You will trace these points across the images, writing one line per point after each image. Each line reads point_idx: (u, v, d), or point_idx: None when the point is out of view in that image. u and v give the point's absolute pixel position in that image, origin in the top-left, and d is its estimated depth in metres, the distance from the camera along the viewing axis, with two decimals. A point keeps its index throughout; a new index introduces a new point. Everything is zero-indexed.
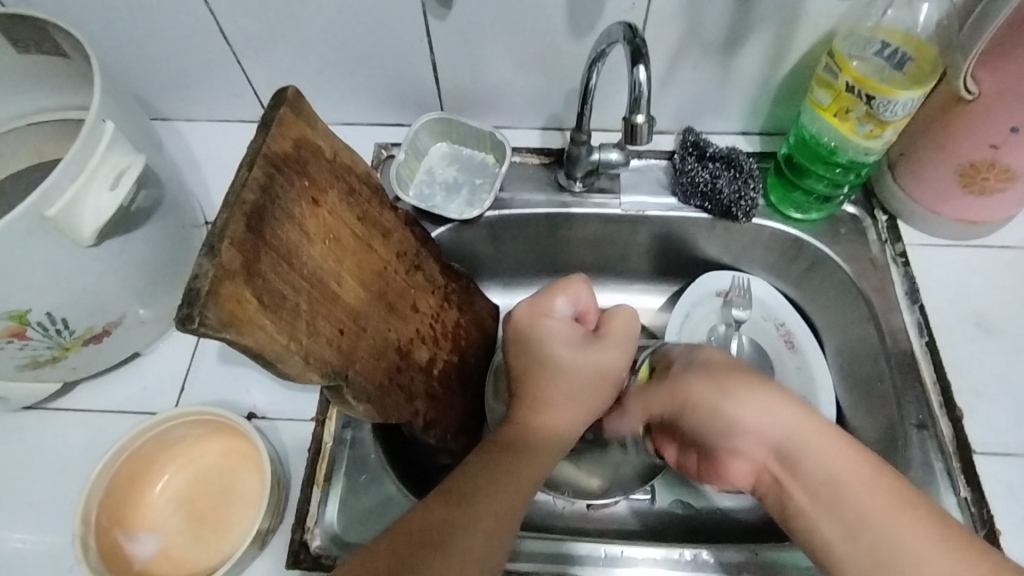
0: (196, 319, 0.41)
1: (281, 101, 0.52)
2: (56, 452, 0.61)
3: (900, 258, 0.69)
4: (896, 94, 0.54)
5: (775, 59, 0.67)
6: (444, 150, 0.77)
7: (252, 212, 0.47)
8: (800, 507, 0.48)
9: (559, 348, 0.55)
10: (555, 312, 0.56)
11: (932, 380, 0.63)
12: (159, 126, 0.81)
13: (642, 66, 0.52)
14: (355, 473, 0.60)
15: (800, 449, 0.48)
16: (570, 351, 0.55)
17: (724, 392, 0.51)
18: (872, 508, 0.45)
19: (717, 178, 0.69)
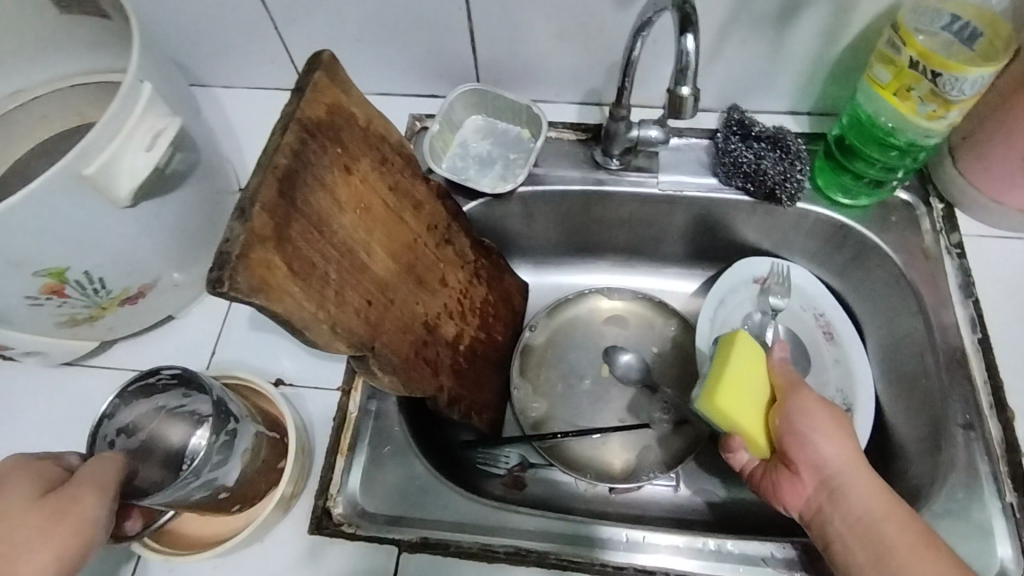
0: (227, 282, 0.41)
1: (316, 66, 0.51)
2: (93, 408, 0.63)
3: (955, 249, 0.65)
4: (965, 71, 0.50)
5: (832, 33, 0.63)
6: (479, 123, 0.76)
7: (284, 176, 0.47)
8: (842, 542, 0.51)
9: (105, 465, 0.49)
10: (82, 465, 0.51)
11: (983, 379, 0.60)
12: (196, 92, 0.82)
13: (690, 35, 0.50)
14: (378, 445, 0.60)
15: (845, 485, 0.52)
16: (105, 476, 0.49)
17: (807, 431, 0.54)
18: (894, 536, 0.49)
19: (762, 158, 0.67)
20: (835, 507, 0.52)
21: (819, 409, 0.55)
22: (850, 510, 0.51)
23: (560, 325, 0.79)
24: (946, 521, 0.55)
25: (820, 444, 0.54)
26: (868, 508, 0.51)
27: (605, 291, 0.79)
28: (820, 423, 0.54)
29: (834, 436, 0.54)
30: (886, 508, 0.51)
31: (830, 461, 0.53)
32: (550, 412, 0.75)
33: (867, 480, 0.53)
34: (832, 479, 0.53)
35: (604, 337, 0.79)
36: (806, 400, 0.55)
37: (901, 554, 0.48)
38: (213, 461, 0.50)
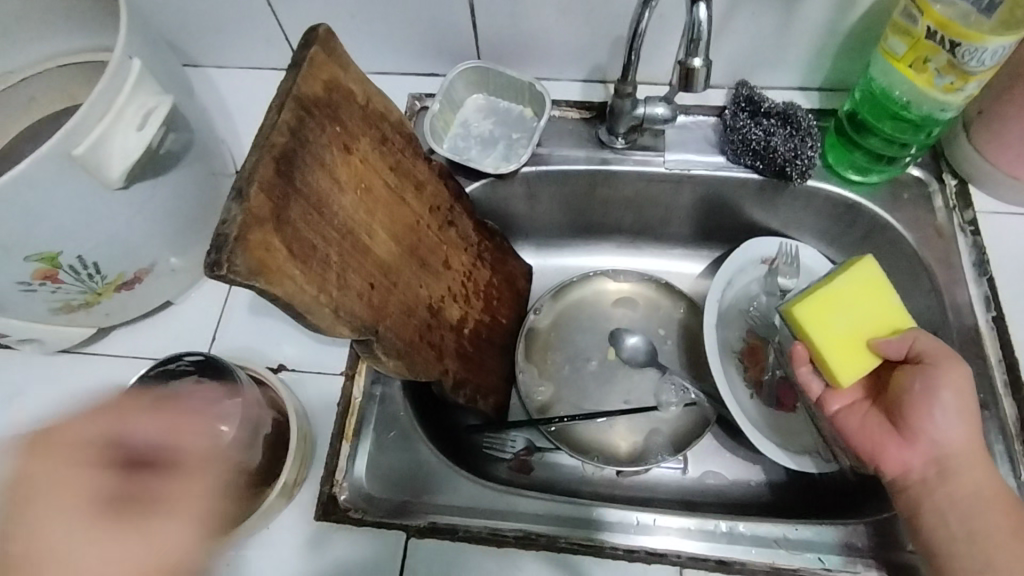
0: (225, 266, 0.40)
1: (312, 40, 0.49)
2: (91, 396, 0.62)
3: (968, 227, 0.63)
4: (986, 41, 0.48)
5: (844, 4, 0.61)
6: (480, 102, 0.74)
7: (282, 155, 0.45)
8: (938, 512, 0.50)
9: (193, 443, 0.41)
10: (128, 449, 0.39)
11: (996, 358, 0.59)
12: (190, 73, 0.80)
13: (702, 4, 0.47)
14: (383, 431, 0.60)
15: (962, 465, 0.51)
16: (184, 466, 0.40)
17: (939, 403, 0.52)
18: (994, 521, 0.49)
19: (772, 135, 0.65)
20: (945, 481, 0.51)
21: (959, 390, 0.52)
22: (957, 488, 0.50)
23: (565, 308, 0.78)
24: None
25: (948, 421, 0.52)
26: (978, 491, 0.50)
27: (610, 273, 0.78)
28: (955, 401, 0.52)
29: (966, 416, 0.52)
30: (992, 494, 0.50)
31: (954, 438, 0.52)
32: (555, 396, 0.74)
33: (983, 466, 0.51)
34: (950, 457, 0.51)
35: (611, 320, 0.78)
36: (954, 377, 0.52)
37: (998, 542, 0.49)
38: (244, 447, 0.52)
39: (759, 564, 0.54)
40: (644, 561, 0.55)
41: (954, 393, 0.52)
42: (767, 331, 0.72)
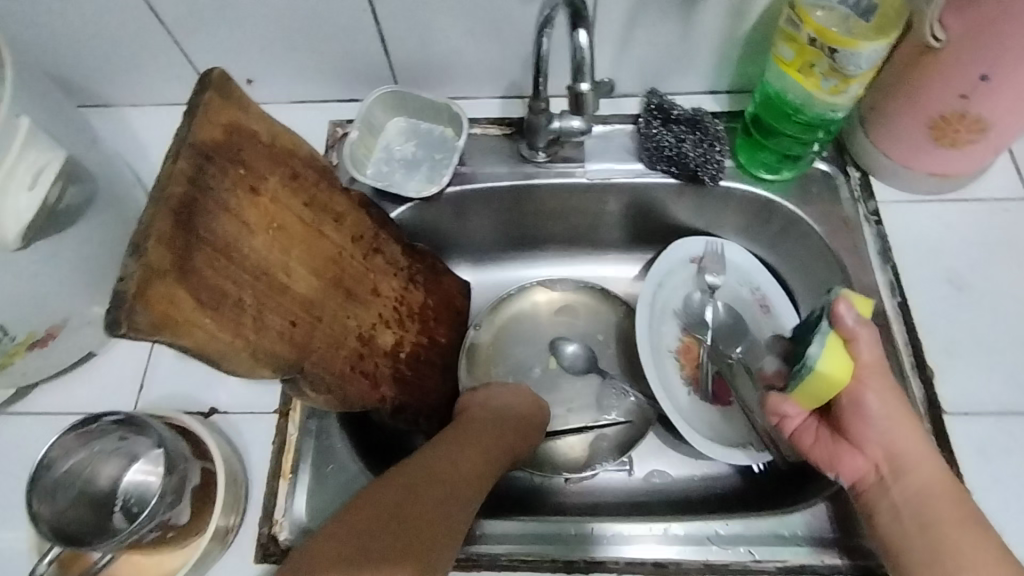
0: (124, 324, 0.39)
1: (206, 85, 0.49)
2: (15, 456, 0.60)
3: (872, 217, 0.67)
4: (859, 46, 0.51)
5: (738, 11, 0.63)
6: (401, 125, 0.74)
7: (181, 206, 0.45)
8: (890, 517, 0.52)
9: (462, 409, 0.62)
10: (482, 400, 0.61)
11: (904, 340, 0.61)
12: (102, 113, 0.78)
13: (583, 30, 0.49)
14: (321, 464, 0.60)
15: (910, 465, 0.52)
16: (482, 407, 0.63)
17: (876, 414, 0.54)
18: (941, 513, 0.50)
19: (683, 142, 0.67)
20: (896, 484, 0.53)
21: (896, 401, 0.53)
22: (909, 488, 0.52)
23: (504, 322, 0.79)
24: None
25: (885, 425, 0.53)
26: (928, 488, 0.51)
27: (545, 283, 0.79)
28: (887, 409, 0.53)
29: (904, 422, 0.53)
30: (941, 492, 0.51)
31: (898, 443, 0.53)
32: None
33: (934, 465, 0.52)
34: (897, 457, 0.53)
35: (551, 329, 0.79)
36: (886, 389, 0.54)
37: (951, 540, 0.49)
38: (168, 502, 0.51)
39: (692, 563, 0.56)
40: (584, 570, 0.56)
41: (894, 401, 0.54)
42: (699, 328, 0.74)
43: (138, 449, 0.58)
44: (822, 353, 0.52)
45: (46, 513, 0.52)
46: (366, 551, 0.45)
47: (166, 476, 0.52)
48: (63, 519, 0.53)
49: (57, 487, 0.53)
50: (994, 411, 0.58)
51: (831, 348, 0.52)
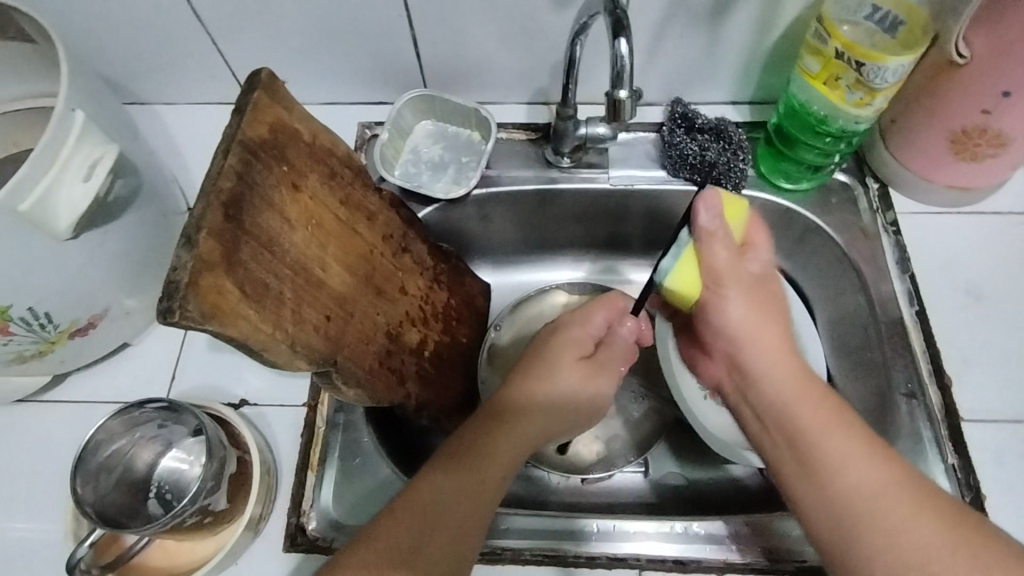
0: (177, 312, 0.41)
1: (255, 85, 0.50)
2: (50, 443, 0.62)
3: (891, 227, 0.68)
4: (886, 60, 0.52)
5: (764, 25, 0.65)
6: (429, 128, 0.76)
7: (230, 200, 0.46)
8: (760, 422, 0.51)
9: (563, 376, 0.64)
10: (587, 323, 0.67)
11: (921, 348, 0.63)
12: (136, 111, 0.79)
13: (623, 39, 0.51)
14: (348, 457, 0.61)
15: (758, 373, 0.52)
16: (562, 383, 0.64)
17: (727, 321, 0.54)
18: (801, 415, 0.48)
19: (706, 150, 0.69)
20: (752, 394, 0.52)
21: (739, 311, 0.54)
22: (764, 400, 0.51)
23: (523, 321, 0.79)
24: None
25: (743, 332, 0.53)
26: (782, 392, 0.50)
27: (565, 286, 0.80)
28: (738, 312, 0.54)
29: (759, 326, 0.53)
30: (819, 398, 0.49)
31: (749, 347, 0.53)
32: None
33: (789, 368, 0.51)
34: (746, 370, 0.53)
35: None
36: (733, 305, 0.54)
37: (807, 439, 0.47)
38: (208, 486, 0.53)
39: (713, 561, 0.57)
40: (605, 567, 0.57)
41: (756, 307, 0.54)
42: None
43: (174, 439, 0.59)
44: (669, 271, 0.56)
45: (89, 495, 0.54)
46: (401, 546, 0.51)
47: (207, 460, 0.53)
48: (104, 502, 0.55)
49: (100, 472, 0.56)
50: (1010, 419, 0.60)
51: (683, 260, 0.56)
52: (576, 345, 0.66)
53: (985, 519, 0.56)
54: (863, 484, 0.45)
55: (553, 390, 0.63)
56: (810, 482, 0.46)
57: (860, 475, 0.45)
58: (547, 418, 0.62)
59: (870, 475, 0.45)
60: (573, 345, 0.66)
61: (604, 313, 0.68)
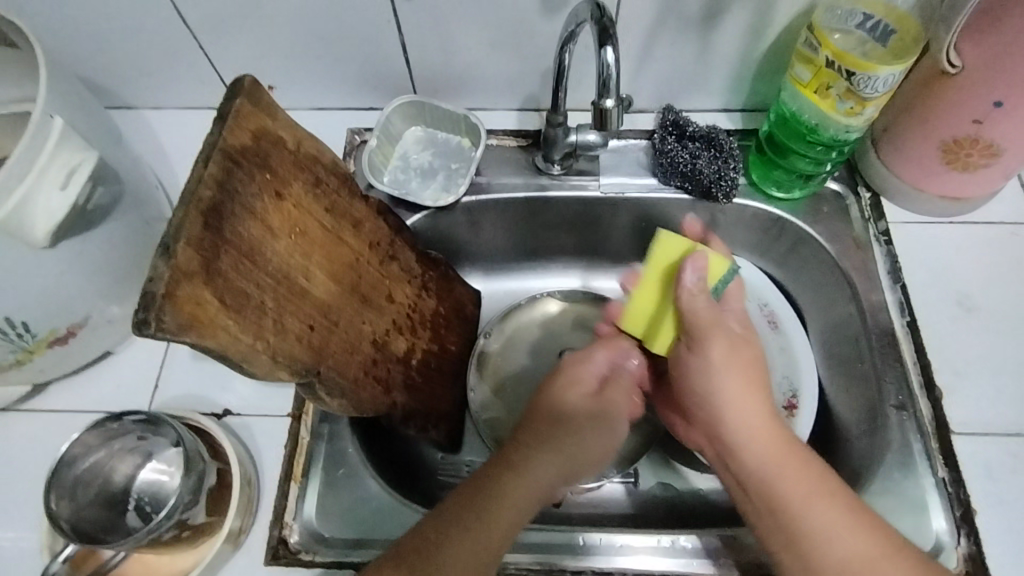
0: (153, 324, 0.40)
1: (238, 92, 0.50)
2: (29, 452, 0.61)
3: (883, 237, 0.67)
4: (877, 69, 0.52)
5: (755, 33, 0.64)
6: (419, 134, 0.75)
7: (210, 209, 0.45)
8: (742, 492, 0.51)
9: (570, 399, 0.56)
10: (591, 361, 0.59)
11: (912, 359, 0.62)
12: (123, 115, 0.79)
13: (610, 48, 0.51)
14: (332, 468, 0.60)
15: (743, 446, 0.51)
16: (579, 404, 0.56)
17: (710, 379, 0.52)
18: (792, 494, 0.48)
19: (698, 159, 0.68)
20: (738, 466, 0.51)
21: (727, 358, 0.52)
22: (750, 471, 0.50)
23: (513, 330, 0.79)
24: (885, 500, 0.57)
25: (728, 404, 0.51)
26: (774, 466, 0.49)
27: (555, 294, 0.80)
28: (729, 368, 0.52)
29: (747, 392, 0.52)
30: (795, 463, 0.49)
31: (744, 417, 0.51)
32: (505, 417, 0.74)
33: (782, 438, 0.51)
34: (730, 443, 0.51)
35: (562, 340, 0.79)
36: (714, 360, 0.52)
37: (797, 512, 0.47)
38: (185, 500, 0.52)
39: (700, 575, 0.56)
40: None
41: (738, 374, 0.52)
42: None
43: (155, 449, 0.58)
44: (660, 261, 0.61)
45: (65, 511, 0.53)
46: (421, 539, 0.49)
47: (186, 474, 0.52)
48: (81, 516, 0.54)
49: (76, 486, 0.55)
50: (1001, 432, 0.59)
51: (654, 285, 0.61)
52: (585, 376, 0.58)
53: (975, 533, 0.55)
54: (846, 558, 0.45)
55: (571, 418, 0.55)
56: (803, 567, 0.46)
57: (847, 549, 0.46)
58: (555, 458, 0.53)
59: (859, 553, 0.46)
60: (580, 374, 0.58)
61: (604, 355, 0.59)
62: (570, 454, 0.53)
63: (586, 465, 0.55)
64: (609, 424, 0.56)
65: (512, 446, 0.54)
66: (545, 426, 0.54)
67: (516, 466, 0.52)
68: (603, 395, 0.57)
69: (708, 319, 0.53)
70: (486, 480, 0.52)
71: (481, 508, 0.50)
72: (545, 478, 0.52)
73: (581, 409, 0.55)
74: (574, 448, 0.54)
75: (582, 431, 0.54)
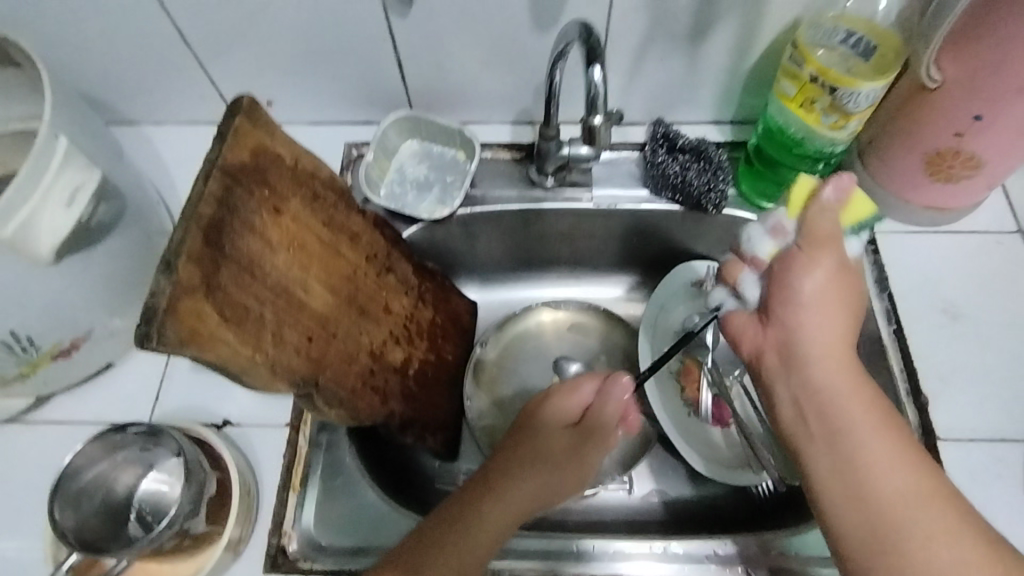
0: (154, 337, 0.41)
1: (237, 110, 0.51)
2: (32, 463, 0.62)
3: (870, 246, 0.68)
4: (858, 85, 0.53)
5: (742, 49, 0.66)
6: (416, 148, 0.77)
7: (210, 225, 0.47)
8: (783, 398, 0.48)
9: (549, 425, 0.58)
10: (577, 390, 0.59)
11: (899, 366, 0.63)
12: (124, 131, 0.80)
13: (598, 67, 0.53)
14: (330, 476, 0.62)
15: (815, 358, 0.46)
16: (554, 431, 0.58)
17: (803, 301, 0.47)
18: (852, 413, 0.45)
19: (688, 169, 0.69)
20: (800, 376, 0.47)
21: (829, 284, 0.47)
22: (807, 381, 0.46)
23: (510, 339, 0.80)
24: None
25: (812, 322, 0.47)
26: (831, 385, 0.46)
27: (550, 303, 0.81)
28: (823, 287, 0.47)
29: (827, 315, 0.47)
30: (856, 385, 0.46)
31: (813, 339, 0.47)
32: (501, 425, 0.76)
33: (848, 367, 0.46)
34: (795, 347, 0.47)
35: (556, 348, 0.80)
36: (807, 288, 0.47)
37: (850, 429, 0.44)
38: (185, 511, 0.53)
39: None
40: None
41: (826, 300, 0.47)
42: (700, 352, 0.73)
43: (157, 460, 0.59)
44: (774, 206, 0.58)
45: (69, 521, 0.54)
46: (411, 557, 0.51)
47: (186, 484, 0.53)
48: (85, 526, 0.55)
49: (81, 496, 0.56)
50: (986, 438, 0.60)
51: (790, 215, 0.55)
52: (567, 405, 0.59)
53: None
54: (896, 492, 0.42)
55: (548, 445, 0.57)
56: (854, 501, 0.43)
57: (900, 484, 0.43)
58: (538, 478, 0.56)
59: (909, 487, 0.42)
60: (561, 403, 0.59)
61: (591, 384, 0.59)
62: (543, 481, 0.55)
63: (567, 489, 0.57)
64: (590, 453, 0.57)
65: (497, 470, 0.57)
66: (525, 448, 0.57)
67: (498, 486, 0.55)
68: (586, 424, 0.58)
69: (826, 238, 0.47)
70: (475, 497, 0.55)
71: (465, 527, 0.52)
72: (524, 501, 0.55)
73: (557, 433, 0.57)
74: (557, 472, 0.56)
75: (557, 455, 0.57)
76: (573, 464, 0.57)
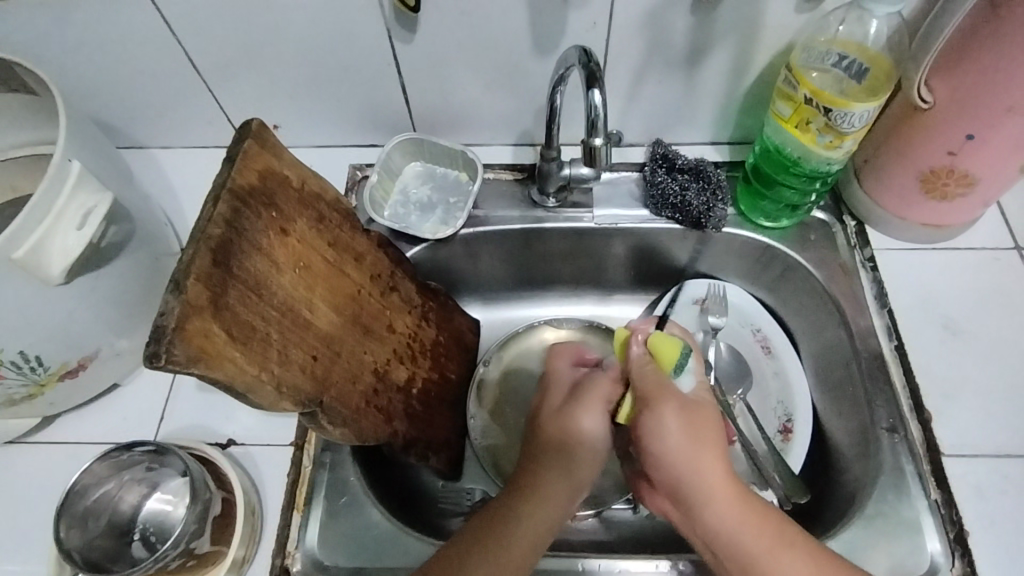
0: (163, 356, 0.41)
1: (246, 134, 0.52)
2: (36, 484, 0.62)
3: (868, 263, 0.69)
4: (852, 106, 0.55)
5: (738, 72, 0.68)
6: (418, 169, 0.78)
7: (219, 246, 0.48)
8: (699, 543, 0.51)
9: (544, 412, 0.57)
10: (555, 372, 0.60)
11: (901, 382, 0.64)
12: (133, 155, 0.82)
13: (597, 90, 0.54)
14: (334, 496, 0.61)
15: (704, 503, 0.50)
16: (550, 414, 0.56)
17: (668, 450, 0.50)
18: (757, 547, 0.49)
19: (687, 190, 0.70)
20: (699, 518, 0.50)
21: (684, 425, 0.50)
22: (708, 526, 0.50)
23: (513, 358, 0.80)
24: (877, 523, 0.58)
25: (689, 468, 0.50)
26: (727, 522, 0.49)
27: (552, 322, 0.81)
28: (680, 428, 0.50)
29: (694, 453, 0.50)
30: (752, 511, 0.50)
31: (695, 480, 0.50)
32: (504, 445, 0.75)
33: (736, 492, 0.50)
34: (684, 497, 0.51)
35: None
36: (667, 430, 0.50)
37: (758, 556, 0.49)
38: (191, 529, 0.53)
39: None
40: None
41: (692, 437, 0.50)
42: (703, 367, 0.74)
43: (162, 480, 0.60)
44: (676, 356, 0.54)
45: (74, 540, 0.54)
46: None
47: (191, 503, 0.53)
48: (90, 546, 0.55)
49: (86, 516, 0.56)
50: (991, 453, 0.60)
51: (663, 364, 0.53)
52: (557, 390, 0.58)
53: (968, 554, 0.56)
54: None
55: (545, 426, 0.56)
56: None
57: None
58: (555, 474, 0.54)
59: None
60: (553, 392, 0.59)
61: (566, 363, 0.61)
62: (564, 461, 0.54)
63: (584, 457, 0.54)
64: (582, 415, 0.54)
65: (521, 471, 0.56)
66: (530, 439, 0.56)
67: (522, 487, 0.54)
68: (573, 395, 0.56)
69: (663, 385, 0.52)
70: (498, 511, 0.53)
71: (496, 535, 0.52)
72: (556, 492, 0.54)
73: (551, 414, 0.56)
74: (560, 452, 0.54)
75: (559, 433, 0.55)
76: (578, 434, 0.54)
